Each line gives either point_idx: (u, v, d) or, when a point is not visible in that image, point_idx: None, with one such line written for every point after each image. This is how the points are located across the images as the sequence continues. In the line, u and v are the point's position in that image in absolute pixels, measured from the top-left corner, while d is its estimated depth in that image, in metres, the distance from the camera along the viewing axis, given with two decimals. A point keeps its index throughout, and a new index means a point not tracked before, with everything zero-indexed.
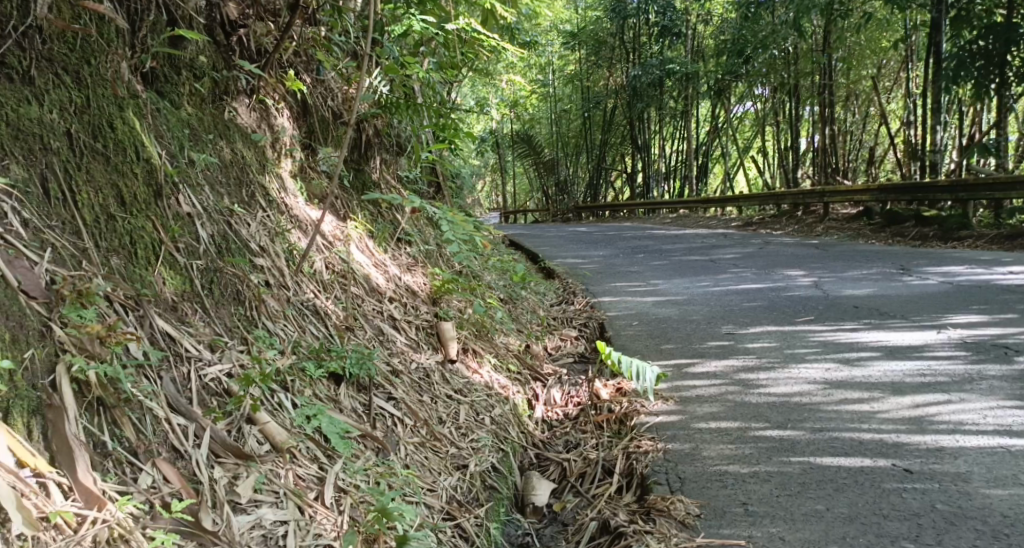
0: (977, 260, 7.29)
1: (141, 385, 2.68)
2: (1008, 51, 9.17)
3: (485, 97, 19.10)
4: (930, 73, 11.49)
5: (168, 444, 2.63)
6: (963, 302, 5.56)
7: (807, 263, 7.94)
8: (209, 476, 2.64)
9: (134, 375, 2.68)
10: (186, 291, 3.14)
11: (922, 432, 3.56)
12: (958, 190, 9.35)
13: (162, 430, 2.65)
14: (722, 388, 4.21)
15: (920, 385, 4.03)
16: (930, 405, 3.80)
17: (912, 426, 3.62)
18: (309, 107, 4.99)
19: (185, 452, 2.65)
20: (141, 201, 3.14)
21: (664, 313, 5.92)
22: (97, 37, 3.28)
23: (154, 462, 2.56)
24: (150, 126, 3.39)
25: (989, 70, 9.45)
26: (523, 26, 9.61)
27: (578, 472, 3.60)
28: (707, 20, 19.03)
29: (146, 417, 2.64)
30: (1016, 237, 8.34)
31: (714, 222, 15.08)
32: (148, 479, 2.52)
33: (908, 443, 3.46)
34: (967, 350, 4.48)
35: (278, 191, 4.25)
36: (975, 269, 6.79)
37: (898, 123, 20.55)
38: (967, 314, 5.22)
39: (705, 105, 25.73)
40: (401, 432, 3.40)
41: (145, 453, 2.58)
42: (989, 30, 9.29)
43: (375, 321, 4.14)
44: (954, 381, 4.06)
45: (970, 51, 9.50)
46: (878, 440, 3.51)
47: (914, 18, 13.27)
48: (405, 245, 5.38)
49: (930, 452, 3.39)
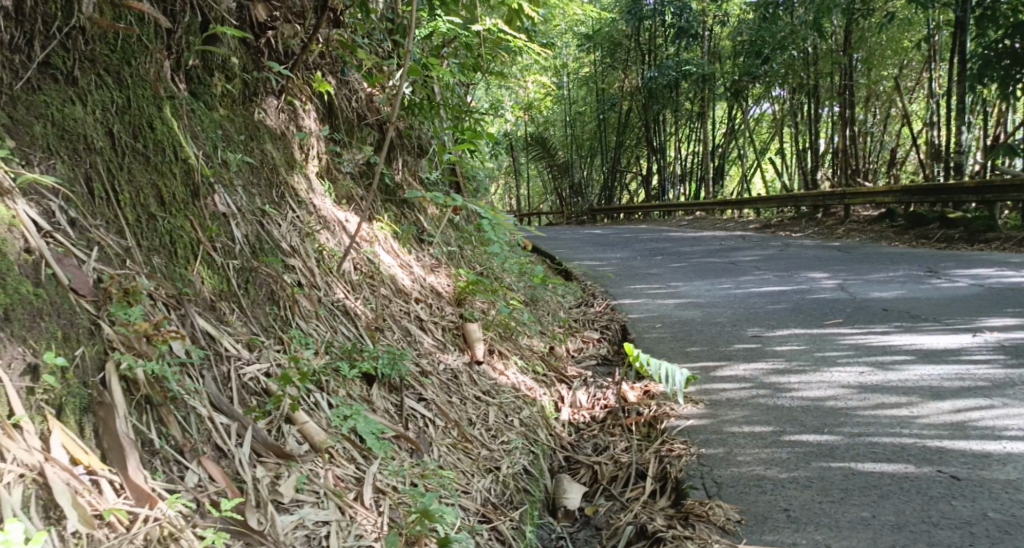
0: (1005, 262, 7.23)
1: (185, 384, 2.69)
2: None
3: (499, 99, 19.16)
4: (953, 72, 11.44)
5: (212, 443, 2.64)
6: (996, 305, 5.51)
7: (829, 265, 7.90)
8: (253, 476, 2.64)
9: (178, 374, 2.70)
10: (224, 290, 3.15)
11: (965, 437, 3.53)
12: (985, 192, 9.26)
13: (206, 429, 2.66)
14: (751, 391, 4.19)
15: (959, 390, 4.00)
16: (972, 410, 3.77)
17: (955, 431, 3.59)
18: (334, 109, 4.99)
19: (229, 450, 2.65)
20: (179, 201, 3.16)
21: (687, 316, 5.90)
22: (138, 38, 3.31)
23: (199, 461, 2.57)
24: (186, 126, 3.41)
25: (1016, 69, 9.39)
26: (541, 28, 9.61)
27: (609, 476, 3.60)
28: (724, 21, 18.97)
29: (191, 416, 2.65)
30: None
31: (731, 224, 15.02)
32: (194, 478, 2.53)
33: (952, 449, 3.44)
34: (1005, 354, 4.44)
35: (306, 191, 4.24)
36: (1003, 272, 6.74)
37: (921, 123, 20.40)
38: (1000, 318, 5.17)
39: (723, 107, 25.65)
40: (433, 433, 3.40)
41: (191, 452, 2.58)
42: (1015, 30, 9.24)
43: (402, 321, 4.13)
44: (994, 385, 4.03)
45: (997, 50, 9.50)
46: (921, 446, 3.49)
47: (937, 18, 13.18)
48: (428, 246, 5.37)
49: (976, 458, 3.37)
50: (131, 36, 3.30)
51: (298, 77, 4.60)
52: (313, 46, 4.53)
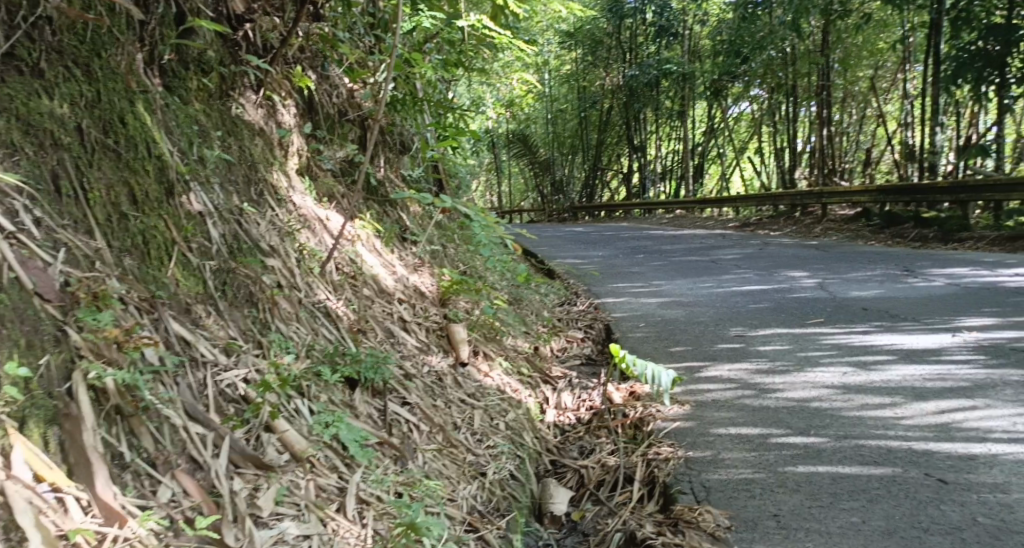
0: (980, 262, 7.21)
1: (157, 392, 2.59)
2: (1009, 54, 9.11)
3: (481, 96, 19.07)
4: (928, 73, 11.45)
5: (187, 455, 2.53)
6: (973, 305, 5.47)
7: (809, 264, 7.85)
8: (229, 488, 2.54)
9: (150, 383, 2.60)
10: (199, 293, 3.04)
11: (950, 439, 3.47)
12: (958, 192, 9.24)
13: (180, 439, 2.54)
14: (736, 392, 4.12)
15: (943, 390, 3.94)
16: (955, 411, 3.71)
17: (938, 433, 3.53)
18: (315, 105, 4.88)
19: (205, 463, 2.54)
20: (153, 199, 3.05)
21: (671, 315, 5.83)
22: (107, 29, 3.20)
23: (173, 474, 2.46)
24: (160, 122, 3.29)
25: (988, 71, 9.39)
26: (523, 24, 9.51)
27: (596, 480, 3.51)
28: (705, 20, 18.94)
29: (164, 425, 2.54)
30: (1017, 241, 8.27)
31: (712, 223, 15.02)
32: (167, 492, 2.42)
33: (938, 452, 3.38)
34: (986, 354, 4.39)
35: (286, 188, 4.13)
36: (979, 271, 6.71)
37: (895, 123, 20.46)
38: (979, 317, 5.13)
39: (702, 106, 25.66)
40: (417, 439, 3.30)
41: (164, 465, 2.47)
42: (989, 32, 9.22)
43: (385, 323, 4.03)
44: (977, 386, 3.97)
45: (970, 52, 9.48)
46: (907, 449, 3.42)
47: (911, 20, 13.18)
48: (411, 245, 5.25)
49: (962, 461, 3.31)
50: (101, 27, 3.19)
51: (278, 72, 4.50)
52: (292, 40, 4.44)
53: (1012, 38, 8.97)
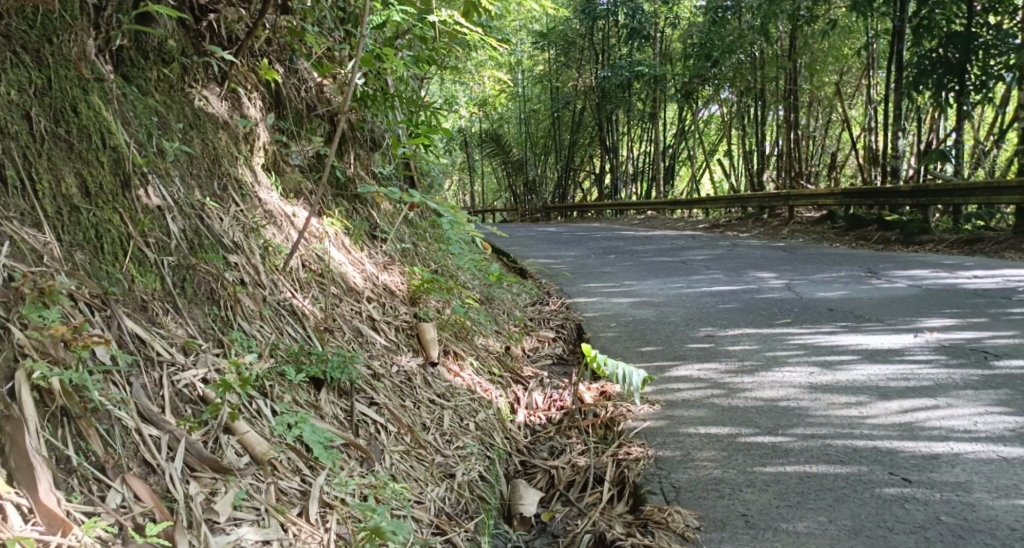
0: (941, 264, 7.24)
1: (109, 393, 2.49)
2: (968, 61, 9.30)
3: (454, 95, 18.99)
4: (890, 79, 11.53)
5: (140, 458, 2.44)
6: (934, 305, 5.47)
7: (776, 265, 7.85)
8: (184, 493, 2.44)
9: (101, 383, 2.50)
10: (157, 290, 2.94)
11: (914, 438, 3.44)
12: (918, 196, 9.27)
13: (132, 442, 2.45)
14: (706, 391, 4.07)
15: (906, 389, 3.92)
16: (918, 410, 3.68)
17: (902, 432, 3.50)
18: (283, 99, 4.79)
19: (158, 466, 2.45)
20: (107, 191, 2.95)
21: (641, 314, 5.78)
22: (58, 15, 3.11)
23: (124, 479, 2.37)
24: (116, 112, 3.19)
25: (948, 78, 9.55)
26: (496, 24, 9.42)
27: (566, 481, 3.45)
28: (676, 23, 18.96)
29: (115, 427, 2.45)
30: (976, 245, 8.33)
31: (683, 224, 15.01)
32: (117, 498, 2.33)
33: (902, 450, 3.35)
34: (946, 354, 4.37)
35: (251, 183, 4.03)
36: (939, 273, 6.73)
37: (859, 128, 20.60)
38: (941, 317, 5.13)
39: (672, 109, 25.71)
40: (384, 440, 3.22)
41: (114, 469, 2.38)
42: (949, 39, 9.35)
43: (353, 321, 3.94)
44: (940, 385, 3.95)
45: (931, 59, 9.60)
46: (871, 447, 3.39)
47: (875, 27, 13.26)
48: (381, 243, 5.16)
49: (925, 460, 3.28)
50: (51, 12, 3.11)
51: (243, 64, 4.42)
52: (258, 32, 4.38)
53: (971, 46, 9.19)
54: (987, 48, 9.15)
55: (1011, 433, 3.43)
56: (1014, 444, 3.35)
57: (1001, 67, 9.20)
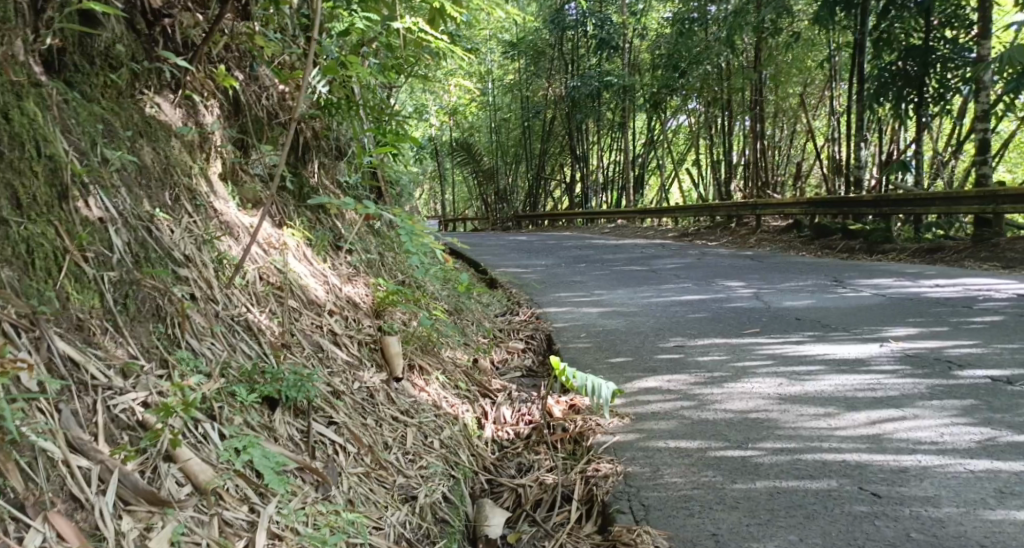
0: (904, 273, 7.20)
1: (33, 422, 2.36)
2: (926, 74, 9.30)
3: (423, 104, 18.85)
4: (854, 89, 11.54)
5: (67, 493, 2.33)
6: (900, 314, 5.41)
7: (744, 274, 7.77)
8: (115, 530, 2.33)
9: (25, 411, 2.38)
10: (96, 307, 2.79)
11: (882, 451, 3.34)
12: (881, 205, 9.24)
13: (58, 476, 2.34)
14: (675, 403, 3.97)
15: (873, 400, 3.83)
16: (886, 422, 3.59)
17: (870, 444, 3.41)
18: (242, 106, 4.61)
19: (87, 501, 2.34)
20: (42, 203, 2.81)
21: (611, 325, 5.67)
22: None
23: (46, 517, 2.25)
24: (54, 119, 3.07)
25: (907, 91, 9.55)
26: (462, 34, 9.29)
27: (533, 500, 3.32)
28: (644, 34, 18.91)
29: (38, 459, 2.32)
30: (938, 254, 8.31)
31: (653, 232, 14.92)
32: (37, 539, 2.21)
33: (870, 464, 3.25)
34: (910, 364, 4.29)
35: (206, 193, 3.88)
36: (903, 282, 6.69)
37: (823, 138, 20.67)
38: (905, 326, 5.07)
39: (640, 119, 25.69)
40: (342, 461, 3.08)
41: (34, 506, 2.26)
42: (907, 52, 9.36)
43: (313, 336, 3.79)
44: (906, 395, 3.87)
45: (890, 72, 9.60)
46: (841, 461, 3.29)
47: (839, 39, 13.28)
48: (346, 254, 5.00)
49: (894, 474, 3.18)
50: None
51: (199, 71, 4.26)
52: (215, 38, 4.22)
53: (928, 59, 9.20)
54: (945, 61, 9.21)
55: (979, 445, 3.34)
56: (982, 457, 3.26)
57: (958, 80, 9.25)
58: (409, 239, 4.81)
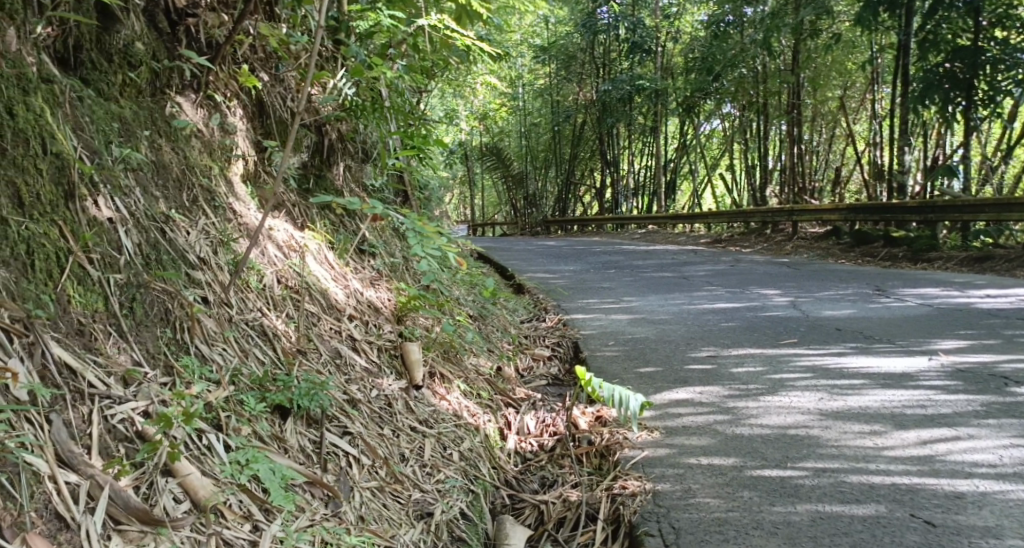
0: (952, 282, 6.97)
1: (18, 436, 2.27)
2: (975, 77, 9.03)
3: (452, 108, 18.70)
4: (895, 95, 11.24)
5: (51, 512, 2.22)
6: (947, 326, 5.21)
7: (780, 282, 7.58)
8: None
9: (10, 424, 2.28)
10: (99, 311, 2.70)
11: (935, 474, 3.17)
12: (927, 211, 9.00)
13: (43, 493, 2.24)
14: (708, 417, 3.81)
15: (924, 418, 3.64)
16: (938, 442, 3.41)
17: (922, 466, 3.23)
18: (266, 107, 4.49)
19: (73, 520, 2.24)
20: (45, 202, 2.72)
21: (640, 333, 5.51)
22: None
23: (24, 538, 2.14)
24: (66, 116, 3.00)
25: (955, 93, 9.27)
26: (493, 35, 9.15)
27: (556, 518, 3.18)
28: (677, 37, 18.65)
29: (22, 474, 2.22)
30: (988, 263, 8.06)
31: (684, 239, 14.67)
32: None
33: (923, 489, 3.07)
34: (961, 379, 4.09)
35: (225, 194, 3.77)
36: (949, 292, 6.47)
37: (863, 144, 20.27)
38: (955, 339, 4.87)
39: (674, 124, 25.40)
40: (355, 475, 2.96)
41: (13, 527, 2.15)
42: (954, 53, 9.13)
43: (331, 342, 3.67)
44: (958, 414, 3.68)
45: (937, 74, 9.35)
46: (889, 485, 3.12)
47: (880, 42, 12.97)
48: (369, 258, 4.87)
49: (949, 500, 3.00)
50: None
51: (222, 70, 4.15)
52: (239, 37, 4.11)
53: (978, 60, 8.90)
54: (995, 63, 8.86)
55: None
56: None
57: (1010, 82, 8.88)
58: (419, 242, 4.50)
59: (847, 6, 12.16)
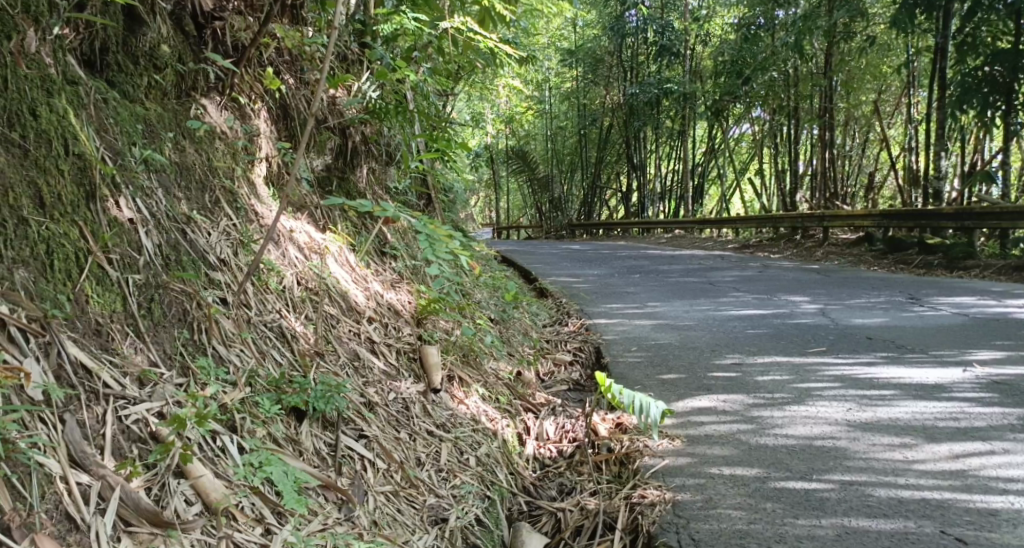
0: (988, 292, 6.86)
1: (30, 436, 2.29)
2: (1014, 80, 8.76)
3: (479, 111, 18.67)
4: (932, 99, 11.07)
5: (62, 513, 2.25)
6: (981, 336, 5.13)
7: (809, 289, 7.50)
8: None
9: (22, 423, 2.31)
10: (116, 311, 2.72)
11: (967, 490, 3.12)
12: (964, 218, 8.88)
13: (54, 494, 2.26)
14: (730, 426, 3.77)
15: (956, 431, 3.59)
16: (971, 457, 3.36)
17: (954, 481, 3.18)
18: (290, 109, 4.50)
19: (83, 522, 2.26)
20: (66, 203, 2.74)
21: (664, 339, 5.47)
22: (18, 13, 2.90)
23: (33, 540, 2.17)
24: (90, 118, 3.01)
25: (994, 97, 9.00)
26: (520, 37, 9.11)
27: (573, 526, 3.15)
28: (707, 40, 18.51)
29: (33, 475, 2.25)
30: None
31: (710, 244, 14.57)
32: None
33: (954, 505, 3.03)
34: (995, 392, 4.03)
35: (247, 195, 3.78)
36: (986, 301, 6.37)
37: (898, 148, 20.03)
38: (991, 350, 4.79)
39: (704, 127, 25.23)
40: (370, 479, 2.95)
41: (20, 529, 2.17)
42: (994, 57, 8.87)
43: (350, 344, 3.67)
44: (992, 427, 3.62)
45: (975, 78, 9.11)
46: (919, 499, 3.07)
47: (916, 45, 12.77)
48: (389, 260, 4.88)
49: (982, 517, 2.96)
50: (13, 7, 2.89)
51: (247, 73, 4.16)
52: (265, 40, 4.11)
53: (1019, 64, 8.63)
54: None
55: None
56: None
57: None
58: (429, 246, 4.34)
59: (882, 9, 12.00)
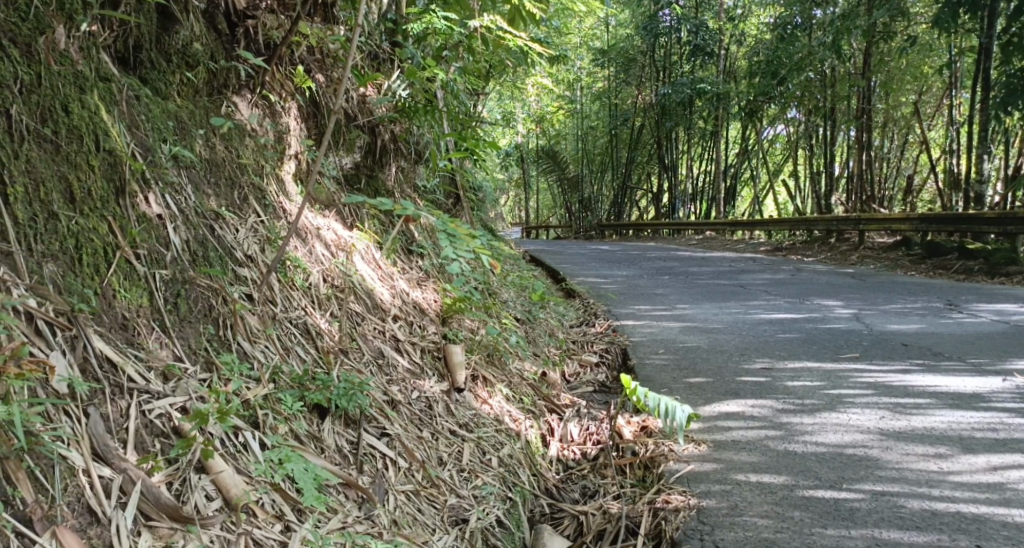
0: None
1: (53, 429, 2.32)
2: None
3: (509, 110, 18.62)
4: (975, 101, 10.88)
5: (83, 506, 2.28)
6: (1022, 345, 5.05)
7: (844, 293, 7.41)
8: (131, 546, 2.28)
9: (46, 416, 2.34)
10: (144, 306, 2.74)
11: (1005, 503, 3.07)
12: (1006, 223, 8.74)
13: (76, 486, 2.29)
14: (759, 431, 3.74)
15: (994, 443, 3.54)
16: (1009, 469, 3.30)
17: (991, 494, 3.13)
18: (321, 107, 4.51)
19: (104, 515, 2.29)
20: (96, 198, 2.77)
21: (692, 342, 5.44)
22: (53, 9, 2.93)
23: (54, 532, 2.20)
24: (122, 113, 3.04)
25: None
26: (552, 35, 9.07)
27: (595, 530, 3.14)
28: (742, 40, 18.33)
29: (56, 468, 2.28)
30: None
31: (743, 245, 14.45)
32: None
33: (991, 519, 2.98)
34: None
35: (275, 193, 3.81)
36: None
37: (938, 150, 19.72)
38: None
39: (739, 127, 25.01)
40: (391, 477, 2.96)
41: (43, 521, 2.21)
42: None
43: (374, 342, 3.68)
44: None
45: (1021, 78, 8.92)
46: (954, 512, 3.03)
47: (959, 45, 12.56)
48: (416, 258, 4.89)
49: (1020, 532, 2.91)
50: (47, 4, 2.93)
51: (278, 71, 4.17)
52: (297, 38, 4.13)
53: None
54: None
55: None
56: None
57: None
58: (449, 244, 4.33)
59: (925, 8, 11.81)
